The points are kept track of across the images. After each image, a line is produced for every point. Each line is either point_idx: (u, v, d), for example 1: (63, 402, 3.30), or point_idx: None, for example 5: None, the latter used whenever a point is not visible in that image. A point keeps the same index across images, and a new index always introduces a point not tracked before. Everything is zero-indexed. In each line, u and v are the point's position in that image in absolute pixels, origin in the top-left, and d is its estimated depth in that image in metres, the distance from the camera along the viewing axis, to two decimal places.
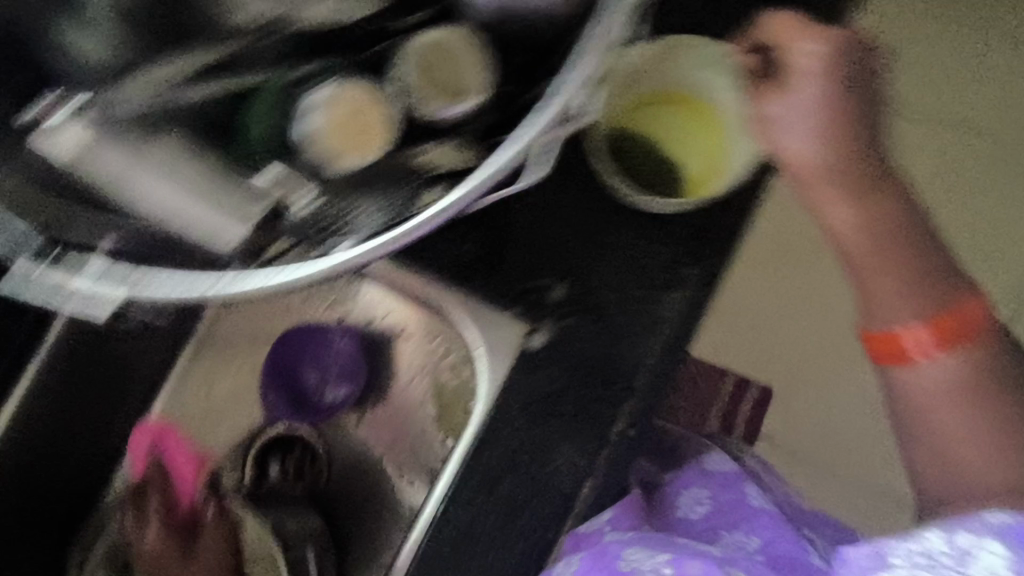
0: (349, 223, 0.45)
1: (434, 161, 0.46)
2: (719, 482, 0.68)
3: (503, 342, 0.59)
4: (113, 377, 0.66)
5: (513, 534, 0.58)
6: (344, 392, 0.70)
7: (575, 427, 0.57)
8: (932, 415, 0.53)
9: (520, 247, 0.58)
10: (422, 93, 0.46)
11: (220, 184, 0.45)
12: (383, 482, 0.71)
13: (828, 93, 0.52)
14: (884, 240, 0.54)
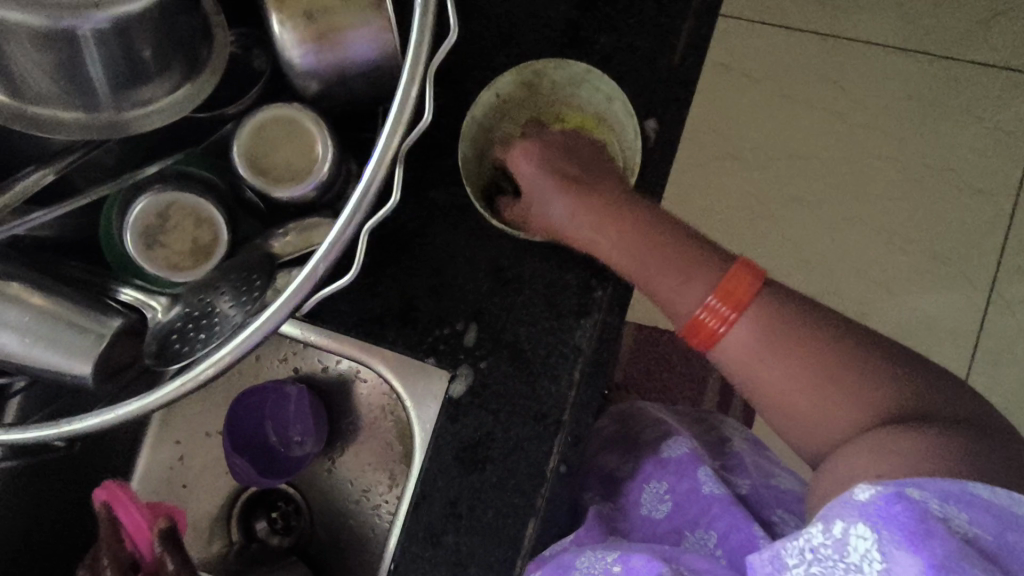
0: (207, 323, 0.43)
1: (288, 246, 0.45)
2: (674, 471, 0.59)
3: (430, 392, 0.58)
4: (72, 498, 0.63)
5: None
6: (310, 447, 0.70)
7: (512, 468, 0.56)
8: (771, 386, 0.47)
9: (427, 294, 0.57)
10: (261, 178, 0.46)
11: (52, 315, 0.40)
12: (357, 529, 0.71)
13: (550, 168, 0.59)
14: (642, 246, 0.52)
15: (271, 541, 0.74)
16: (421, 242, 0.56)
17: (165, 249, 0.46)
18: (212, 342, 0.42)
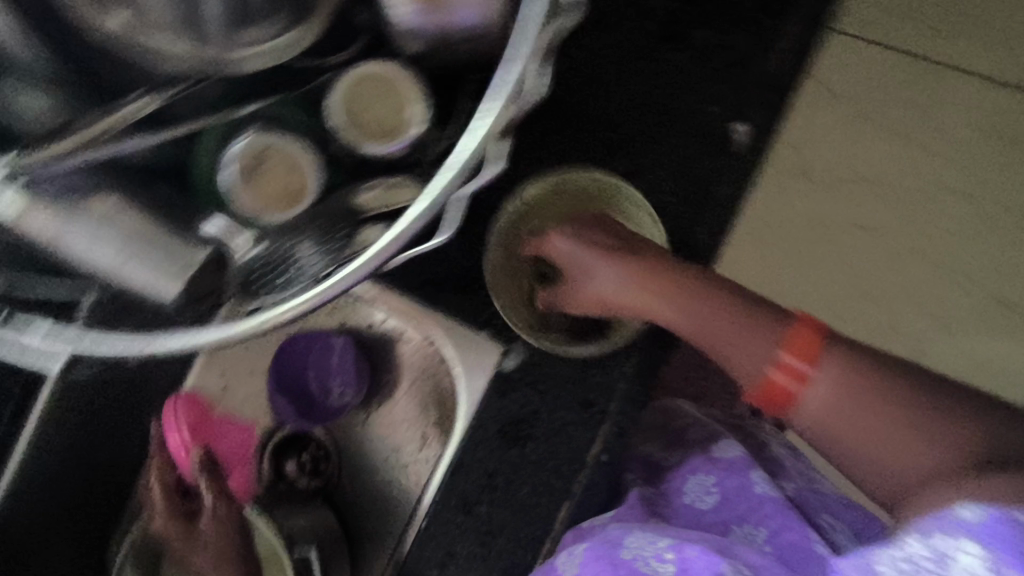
0: (294, 267, 0.44)
1: (375, 202, 0.46)
2: (725, 468, 0.56)
3: (481, 362, 0.58)
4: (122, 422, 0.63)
5: (492, 554, 0.58)
6: (351, 394, 0.70)
7: (554, 450, 0.57)
8: (847, 444, 0.47)
9: (493, 270, 0.58)
10: (354, 135, 0.47)
11: (149, 237, 0.41)
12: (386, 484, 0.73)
13: (591, 248, 0.57)
14: (712, 316, 0.53)
15: (300, 483, 0.70)
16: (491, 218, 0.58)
17: (252, 189, 0.46)
18: (297, 283, 0.43)
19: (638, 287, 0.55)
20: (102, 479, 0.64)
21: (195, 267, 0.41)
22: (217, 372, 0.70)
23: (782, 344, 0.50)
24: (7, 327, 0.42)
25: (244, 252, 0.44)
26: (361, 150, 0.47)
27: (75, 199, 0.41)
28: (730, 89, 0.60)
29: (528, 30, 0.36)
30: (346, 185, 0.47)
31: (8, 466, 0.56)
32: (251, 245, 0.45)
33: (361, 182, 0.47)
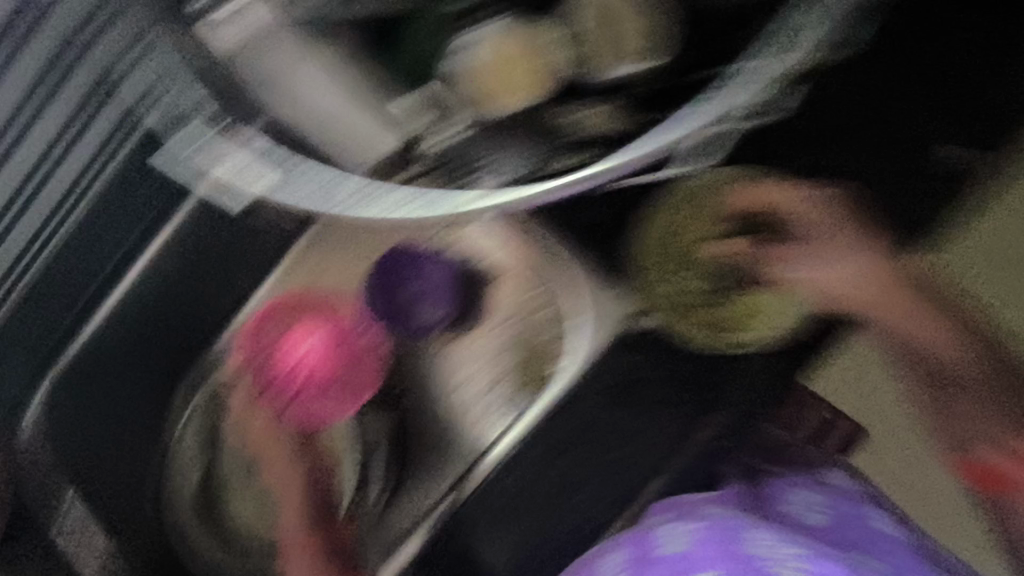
0: (491, 165, 0.48)
1: (589, 123, 0.48)
2: (839, 497, 0.67)
3: (608, 315, 0.59)
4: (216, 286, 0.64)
5: (566, 506, 0.59)
6: (440, 313, 0.62)
7: (655, 423, 0.58)
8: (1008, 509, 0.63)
9: (648, 232, 0.59)
10: (592, 51, 0.48)
11: (367, 100, 0.46)
12: None
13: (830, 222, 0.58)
14: (907, 304, 0.60)
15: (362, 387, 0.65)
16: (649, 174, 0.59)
17: (482, 75, 0.47)
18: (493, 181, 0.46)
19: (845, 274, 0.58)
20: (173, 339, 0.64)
21: (401, 135, 0.46)
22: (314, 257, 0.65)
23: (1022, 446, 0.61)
24: (219, 136, 0.42)
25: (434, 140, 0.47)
26: (582, 80, 0.49)
27: (305, 48, 0.44)
28: (948, 120, 0.61)
29: (791, 50, 0.43)
30: (562, 98, 0.49)
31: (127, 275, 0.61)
32: (458, 131, 0.47)
33: (575, 99, 0.49)
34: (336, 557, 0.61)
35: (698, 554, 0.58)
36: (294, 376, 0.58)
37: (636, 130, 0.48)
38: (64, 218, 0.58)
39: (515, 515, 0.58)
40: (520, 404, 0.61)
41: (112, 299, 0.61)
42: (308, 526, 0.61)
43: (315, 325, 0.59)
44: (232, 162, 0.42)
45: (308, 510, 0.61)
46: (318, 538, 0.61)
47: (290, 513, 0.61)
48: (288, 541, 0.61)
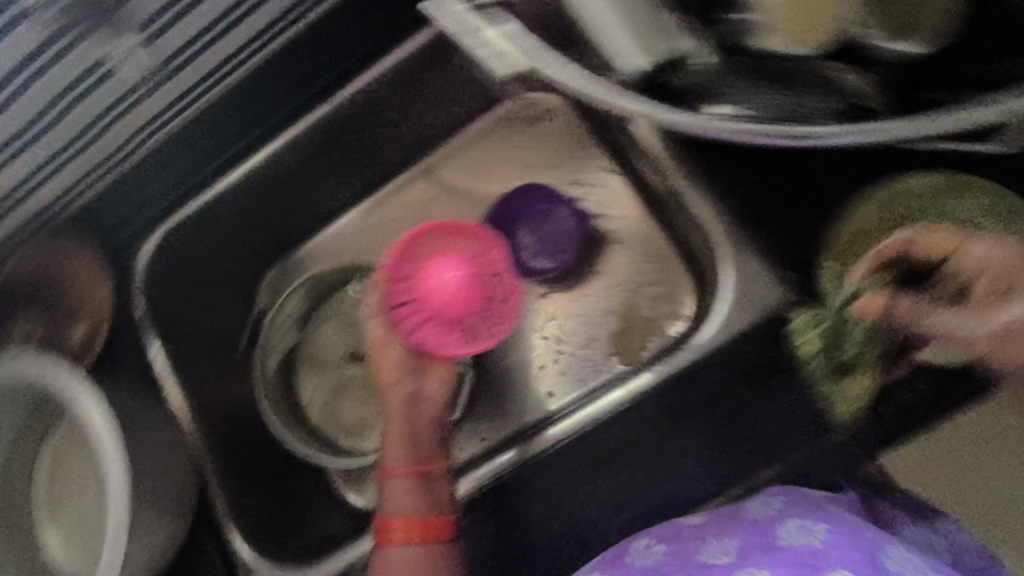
0: (728, 92, 0.51)
1: (848, 79, 0.51)
2: (954, 546, 0.62)
3: (755, 299, 0.60)
4: (368, 135, 0.79)
5: (660, 478, 0.61)
6: (547, 263, 0.81)
7: (775, 415, 0.59)
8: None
9: (814, 215, 0.61)
10: (875, 19, 0.52)
11: (637, 4, 0.53)
12: (543, 366, 0.81)
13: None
14: None
15: None
16: (798, 179, 0.61)
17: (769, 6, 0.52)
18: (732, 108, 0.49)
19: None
20: (327, 180, 0.82)
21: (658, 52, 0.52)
22: (466, 179, 0.85)
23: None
24: (480, 12, 0.50)
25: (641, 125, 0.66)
26: (863, 42, 0.52)
27: None
28: None
29: None
30: (825, 55, 0.52)
31: (299, 122, 0.76)
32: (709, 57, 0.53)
33: (837, 59, 0.52)
34: (428, 491, 0.61)
35: (827, 558, 0.49)
36: (433, 301, 0.63)
37: (880, 105, 0.50)
38: (186, 104, 0.71)
39: (601, 473, 0.61)
40: (603, 357, 0.79)
41: (287, 134, 0.76)
42: (410, 456, 0.62)
43: (463, 259, 0.64)
44: (483, 31, 0.49)
45: (413, 437, 0.63)
46: (415, 469, 0.62)
47: (395, 442, 0.63)
48: (390, 466, 0.62)
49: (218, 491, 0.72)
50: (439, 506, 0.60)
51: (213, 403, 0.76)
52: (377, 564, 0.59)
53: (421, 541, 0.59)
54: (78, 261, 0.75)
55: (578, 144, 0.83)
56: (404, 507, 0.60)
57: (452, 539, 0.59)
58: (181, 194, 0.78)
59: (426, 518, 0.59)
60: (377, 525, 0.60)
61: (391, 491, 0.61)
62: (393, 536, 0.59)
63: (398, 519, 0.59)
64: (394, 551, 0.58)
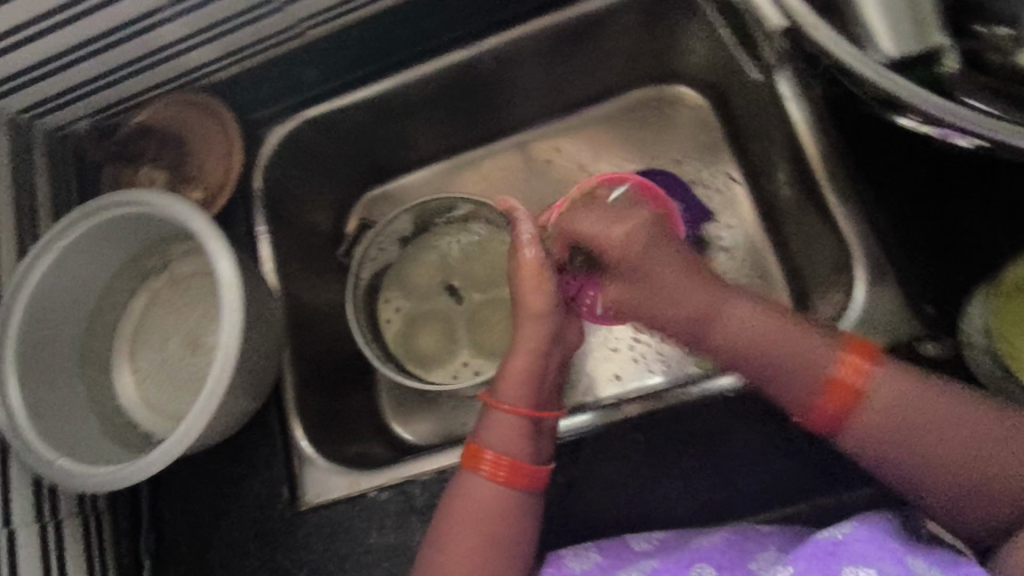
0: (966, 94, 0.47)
1: None
2: None
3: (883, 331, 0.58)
4: (511, 85, 0.80)
5: (735, 484, 0.60)
6: None
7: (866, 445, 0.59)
8: (903, 449, 0.51)
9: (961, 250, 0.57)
10: None
11: None
12: (620, 351, 0.81)
13: (635, 252, 0.64)
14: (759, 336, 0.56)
15: None
16: (946, 215, 0.56)
17: None
18: (983, 107, 0.46)
19: (625, 262, 0.64)
20: (457, 120, 0.83)
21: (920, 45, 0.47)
22: (587, 153, 0.86)
23: (840, 358, 0.53)
24: None
25: (808, 138, 0.61)
26: None
27: None
28: None
29: None
30: None
31: (453, 54, 0.74)
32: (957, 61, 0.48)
33: None
34: (529, 437, 0.60)
35: (849, 551, 0.46)
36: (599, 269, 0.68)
37: None
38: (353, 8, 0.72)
39: (677, 456, 0.62)
40: (678, 358, 0.80)
41: (438, 62, 0.75)
42: (528, 398, 0.61)
43: None
44: None
45: (533, 383, 0.62)
46: (526, 413, 0.60)
47: (515, 379, 0.61)
48: (500, 398, 0.61)
49: (288, 380, 0.69)
50: (535, 457, 0.59)
51: (300, 298, 0.76)
52: (458, 486, 0.59)
53: (504, 480, 0.58)
54: (210, 128, 0.75)
55: (709, 148, 0.83)
56: (503, 442, 0.59)
57: (535, 490, 0.58)
58: (316, 91, 0.77)
59: (517, 462, 0.58)
60: (469, 448, 0.59)
61: (494, 422, 0.60)
62: (480, 464, 0.58)
63: (491, 451, 0.58)
64: (476, 479, 0.58)
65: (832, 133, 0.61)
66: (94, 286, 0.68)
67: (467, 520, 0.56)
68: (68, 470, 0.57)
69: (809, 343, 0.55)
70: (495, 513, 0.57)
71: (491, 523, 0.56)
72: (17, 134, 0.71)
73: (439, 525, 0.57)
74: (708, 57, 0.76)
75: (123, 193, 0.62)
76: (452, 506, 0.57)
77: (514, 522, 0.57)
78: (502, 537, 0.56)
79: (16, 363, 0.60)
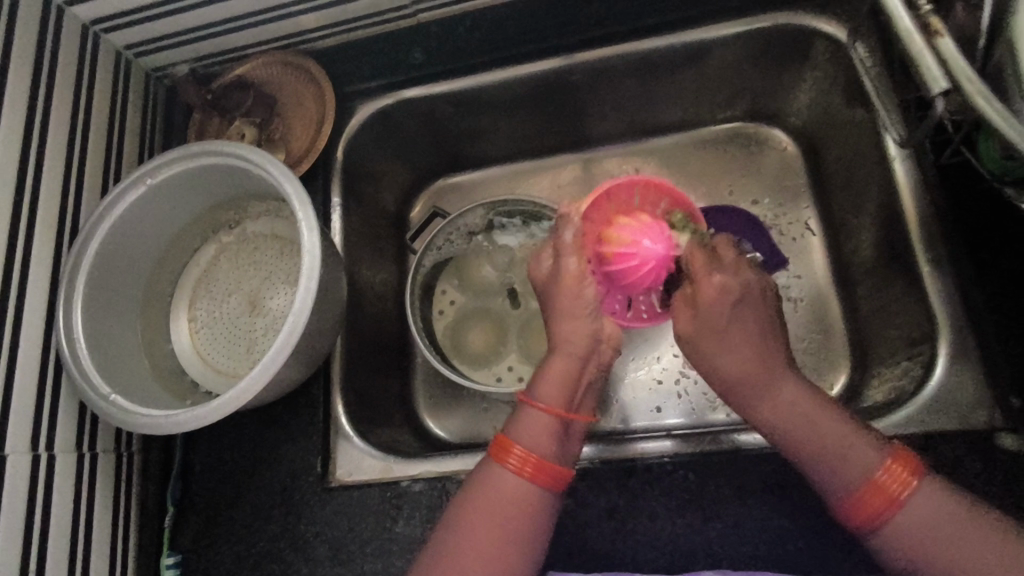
0: None
1: None
2: None
3: (956, 408, 0.56)
4: (601, 100, 0.79)
5: (777, 541, 0.56)
6: None
7: None
8: (934, 556, 0.46)
9: None
10: None
11: None
12: (665, 383, 0.77)
13: (719, 305, 0.56)
14: (806, 430, 0.52)
15: None
16: None
17: None
18: None
19: (712, 305, 0.56)
20: (542, 127, 0.82)
21: None
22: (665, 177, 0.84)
23: (886, 467, 0.49)
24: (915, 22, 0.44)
25: (911, 201, 0.61)
26: None
27: None
28: None
29: None
30: None
31: (553, 60, 0.74)
32: None
33: None
34: (560, 440, 0.55)
35: None
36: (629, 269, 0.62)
37: None
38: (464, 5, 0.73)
39: (715, 501, 0.58)
40: (723, 401, 0.75)
41: (536, 66, 0.74)
42: (564, 400, 0.56)
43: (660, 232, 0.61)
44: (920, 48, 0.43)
45: (569, 387, 0.57)
46: (561, 415, 0.56)
47: (554, 378, 0.57)
48: (536, 396, 0.57)
49: (338, 355, 0.69)
50: (562, 459, 0.55)
51: (360, 273, 0.75)
52: (481, 478, 0.54)
53: (529, 477, 0.53)
54: (304, 93, 0.76)
55: (791, 195, 0.81)
56: (534, 437, 0.54)
57: (559, 491, 0.54)
58: (412, 74, 0.76)
59: (546, 462, 0.53)
60: (497, 439, 0.55)
61: (527, 417, 0.55)
62: (508, 456, 0.54)
63: (521, 445, 0.54)
64: (503, 472, 0.53)
65: (930, 206, 0.60)
66: (165, 232, 0.69)
67: (488, 513, 0.52)
68: (120, 407, 0.57)
69: (858, 447, 0.50)
70: (518, 513, 0.52)
71: (511, 527, 0.51)
72: (119, 69, 0.73)
73: (453, 517, 0.53)
74: (812, 104, 0.75)
75: (179, 148, 0.63)
76: (473, 497, 0.53)
77: (536, 523, 0.52)
78: (519, 539, 0.52)
79: (85, 291, 0.61)
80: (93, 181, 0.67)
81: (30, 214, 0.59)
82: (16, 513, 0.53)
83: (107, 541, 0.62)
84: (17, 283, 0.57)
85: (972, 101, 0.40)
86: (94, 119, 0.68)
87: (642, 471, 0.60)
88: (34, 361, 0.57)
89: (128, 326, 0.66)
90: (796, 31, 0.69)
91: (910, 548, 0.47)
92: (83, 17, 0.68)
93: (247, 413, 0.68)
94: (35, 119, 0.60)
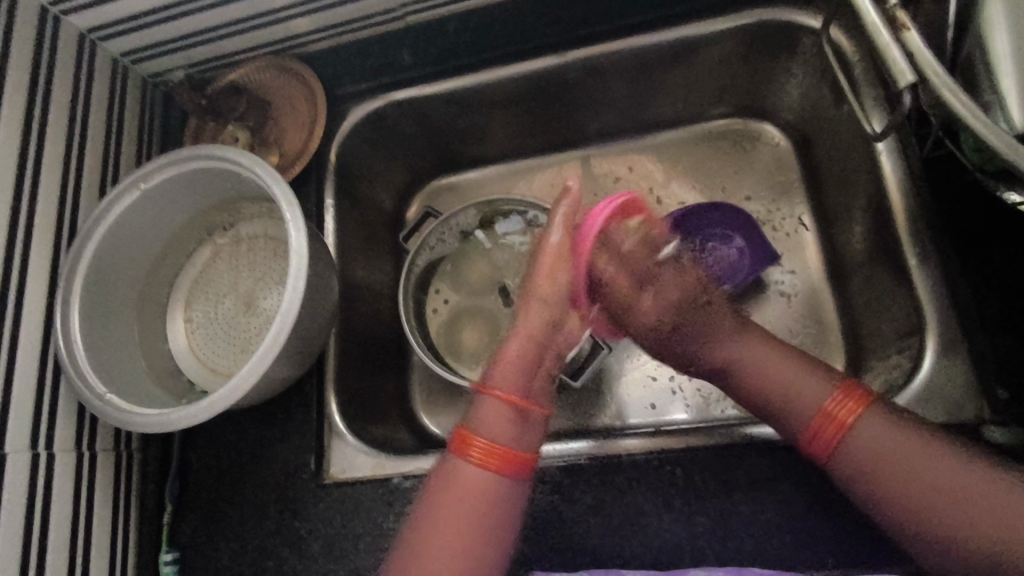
0: None
1: None
2: None
3: (946, 404, 0.55)
4: (591, 98, 0.79)
5: (766, 537, 0.56)
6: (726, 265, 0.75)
7: None
8: (877, 477, 0.49)
9: None
10: None
11: None
12: (658, 381, 0.77)
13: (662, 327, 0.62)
14: (769, 369, 0.57)
15: None
16: None
17: None
18: None
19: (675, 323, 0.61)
20: (534, 126, 0.83)
21: None
22: (659, 175, 0.84)
23: (834, 397, 0.53)
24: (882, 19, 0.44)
25: (898, 195, 0.61)
26: None
27: None
28: None
29: None
30: None
31: (542, 60, 0.74)
32: None
33: None
34: (521, 425, 0.54)
35: None
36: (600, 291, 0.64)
37: None
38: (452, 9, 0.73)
39: (703, 497, 0.58)
40: (717, 398, 0.75)
41: (524, 67, 0.74)
42: (520, 385, 0.56)
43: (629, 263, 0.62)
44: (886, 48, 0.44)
45: (528, 373, 0.57)
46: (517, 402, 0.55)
47: (510, 365, 0.56)
48: (493, 382, 0.56)
49: (331, 355, 0.70)
50: (526, 444, 0.54)
51: (355, 273, 0.76)
52: (440, 467, 0.54)
53: (494, 468, 0.52)
54: (298, 97, 0.77)
55: (784, 190, 0.80)
56: (494, 427, 0.53)
57: (523, 479, 0.53)
58: (402, 75, 0.77)
59: (512, 450, 0.53)
60: (456, 432, 0.54)
61: (482, 406, 0.55)
62: (468, 450, 0.53)
63: (481, 437, 0.53)
64: (463, 465, 0.53)
65: (915, 201, 0.60)
66: (161, 234, 0.70)
67: (450, 503, 0.51)
68: (114, 406, 0.58)
69: (808, 381, 0.55)
70: (478, 503, 0.51)
71: (471, 518, 0.51)
72: (115, 76, 0.74)
73: (421, 513, 0.52)
74: (802, 98, 0.74)
75: (172, 153, 0.65)
76: (435, 489, 0.53)
77: (498, 509, 0.52)
78: (485, 528, 0.51)
79: (82, 293, 0.62)
80: (91, 186, 0.68)
81: (28, 218, 0.60)
82: (17, 512, 0.55)
83: (107, 540, 0.64)
84: (17, 286, 0.59)
85: (938, 97, 0.41)
86: (91, 125, 0.69)
87: (630, 467, 0.60)
88: (35, 364, 0.59)
89: (125, 328, 0.67)
90: (782, 26, 0.68)
91: (859, 472, 0.50)
92: (79, 27, 0.69)
93: (242, 414, 0.69)
94: (33, 127, 0.62)
